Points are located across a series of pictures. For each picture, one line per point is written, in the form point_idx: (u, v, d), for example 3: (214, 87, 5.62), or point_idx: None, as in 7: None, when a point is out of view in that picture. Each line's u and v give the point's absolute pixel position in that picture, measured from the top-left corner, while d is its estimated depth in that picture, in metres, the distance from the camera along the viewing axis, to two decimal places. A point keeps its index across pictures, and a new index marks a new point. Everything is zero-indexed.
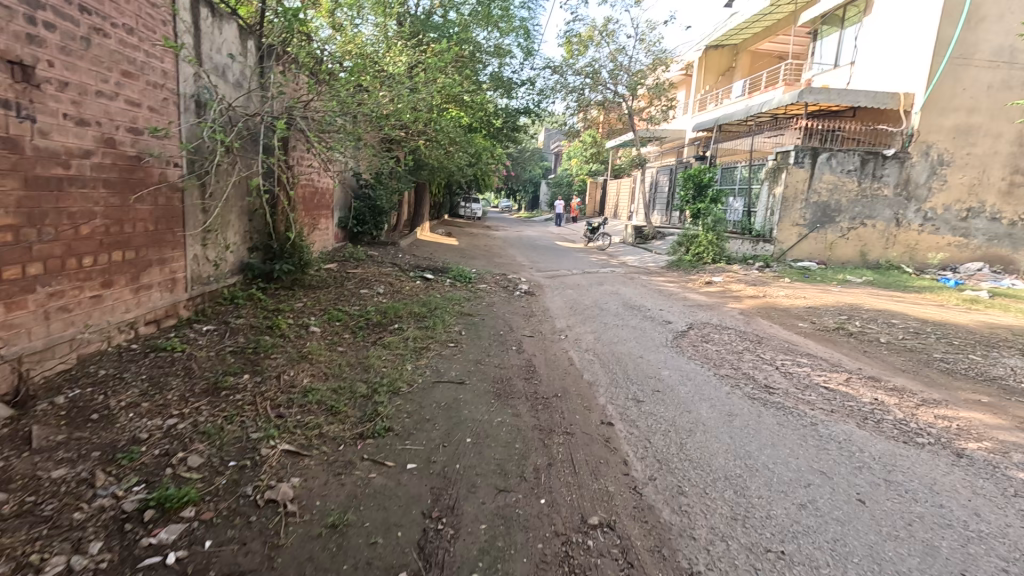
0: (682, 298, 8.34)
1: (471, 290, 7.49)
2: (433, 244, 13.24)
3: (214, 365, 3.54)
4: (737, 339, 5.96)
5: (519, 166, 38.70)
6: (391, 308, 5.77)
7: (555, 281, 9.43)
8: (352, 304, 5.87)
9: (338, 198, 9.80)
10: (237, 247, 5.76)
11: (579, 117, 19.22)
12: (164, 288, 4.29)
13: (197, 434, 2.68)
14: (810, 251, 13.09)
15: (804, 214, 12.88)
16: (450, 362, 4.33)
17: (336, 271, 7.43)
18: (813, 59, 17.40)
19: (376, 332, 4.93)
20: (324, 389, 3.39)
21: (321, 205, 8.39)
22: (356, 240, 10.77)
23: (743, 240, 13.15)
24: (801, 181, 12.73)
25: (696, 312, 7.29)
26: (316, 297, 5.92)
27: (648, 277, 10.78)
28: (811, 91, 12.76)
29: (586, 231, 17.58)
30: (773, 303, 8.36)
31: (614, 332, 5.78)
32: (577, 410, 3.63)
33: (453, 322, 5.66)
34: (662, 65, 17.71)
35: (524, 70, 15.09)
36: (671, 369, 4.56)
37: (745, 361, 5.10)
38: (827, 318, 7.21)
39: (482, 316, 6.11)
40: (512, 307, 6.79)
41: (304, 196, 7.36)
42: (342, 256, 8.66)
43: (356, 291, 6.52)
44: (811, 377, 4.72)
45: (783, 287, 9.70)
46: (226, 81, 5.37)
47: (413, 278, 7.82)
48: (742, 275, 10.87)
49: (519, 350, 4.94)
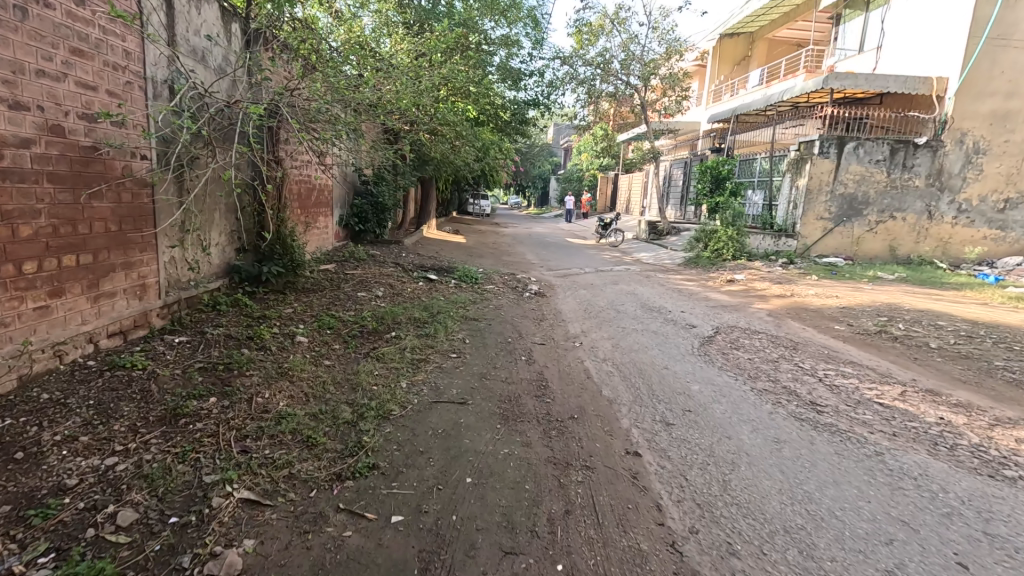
0: (703, 299, 7.76)
1: (477, 291, 6.99)
2: (439, 243, 12.73)
3: (177, 386, 3.07)
4: (770, 345, 5.39)
5: (528, 162, 38.08)
6: (389, 313, 5.28)
7: (566, 281, 8.89)
8: (347, 309, 5.40)
9: (338, 195, 9.35)
10: (221, 248, 5.31)
11: (590, 109, 18.60)
12: (132, 295, 3.83)
13: (136, 480, 2.21)
14: (835, 246, 12.42)
15: (829, 208, 12.22)
16: (450, 377, 3.82)
17: (334, 272, 6.97)
18: (836, 44, 16.60)
19: (370, 341, 4.45)
20: (301, 416, 2.91)
21: (319, 203, 7.93)
22: (359, 240, 10.24)
23: (765, 236, 12.51)
24: (826, 172, 12.06)
25: (721, 313, 6.72)
26: (309, 302, 5.46)
27: (665, 275, 10.22)
28: (836, 76, 12.07)
29: (598, 227, 16.99)
30: (803, 303, 7.76)
31: (634, 338, 5.25)
32: (597, 437, 3.11)
33: (456, 328, 5.16)
34: (676, 54, 17.04)
35: (533, 60, 14.53)
36: (702, 383, 4.01)
37: (783, 372, 4.53)
38: (866, 319, 6.61)
39: (489, 321, 5.61)
40: (522, 310, 6.28)
41: (297, 193, 6.89)
42: (342, 256, 8.20)
43: (352, 294, 6.04)
44: (861, 392, 4.16)
45: (812, 285, 9.09)
46: (206, 66, 4.90)
47: (415, 279, 7.33)
48: (765, 273, 10.25)
49: (529, 360, 4.42)
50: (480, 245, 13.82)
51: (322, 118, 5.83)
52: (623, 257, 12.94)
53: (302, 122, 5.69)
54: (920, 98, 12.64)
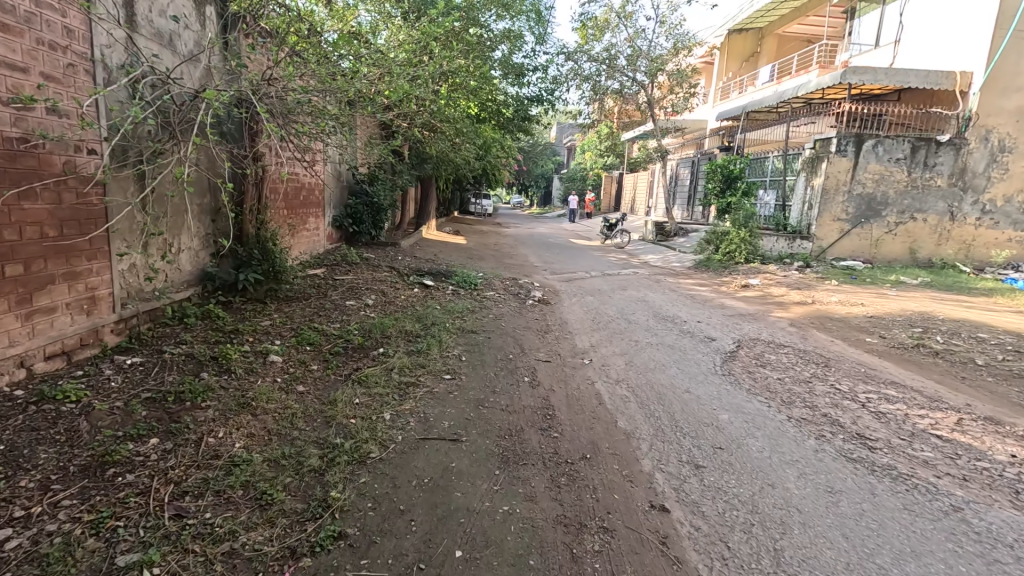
0: (719, 307, 7.23)
1: (476, 299, 6.47)
2: (438, 244, 12.22)
3: (113, 425, 2.56)
4: (799, 362, 4.86)
5: (531, 161, 37.51)
6: (378, 326, 4.76)
7: (572, 286, 8.38)
8: (331, 321, 4.91)
9: (331, 195, 8.85)
10: (193, 253, 4.82)
11: (594, 107, 18.05)
12: (77, 310, 3.34)
13: (27, 564, 1.72)
14: (853, 249, 11.88)
15: (846, 208, 11.67)
16: (442, 405, 3.32)
17: (322, 278, 6.47)
18: (850, 39, 16.02)
19: (353, 361, 3.95)
20: (259, 464, 2.41)
21: (307, 203, 7.44)
22: (353, 242, 9.73)
23: (778, 237, 11.97)
24: (844, 171, 11.51)
25: (741, 324, 6.19)
26: (290, 313, 4.96)
27: (676, 279, 9.69)
28: (854, 71, 11.52)
29: (603, 228, 16.46)
30: (826, 311, 7.22)
31: (649, 355, 4.74)
32: (615, 485, 2.61)
33: (452, 343, 4.66)
34: (684, 49, 16.48)
35: (536, 55, 14.00)
36: (732, 412, 3.50)
37: (819, 396, 4.01)
38: (899, 331, 6.07)
39: (487, 334, 5.11)
40: (524, 321, 5.76)
41: (281, 193, 6.39)
42: (332, 260, 7.70)
43: (340, 304, 5.54)
44: (913, 421, 3.64)
45: (832, 291, 8.57)
46: (173, 52, 4.41)
47: (410, 285, 6.83)
48: (781, 277, 9.72)
49: (533, 383, 3.91)
50: (481, 246, 13.30)
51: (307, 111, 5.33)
52: (631, 260, 12.41)
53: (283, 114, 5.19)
54: (941, 93, 12.08)
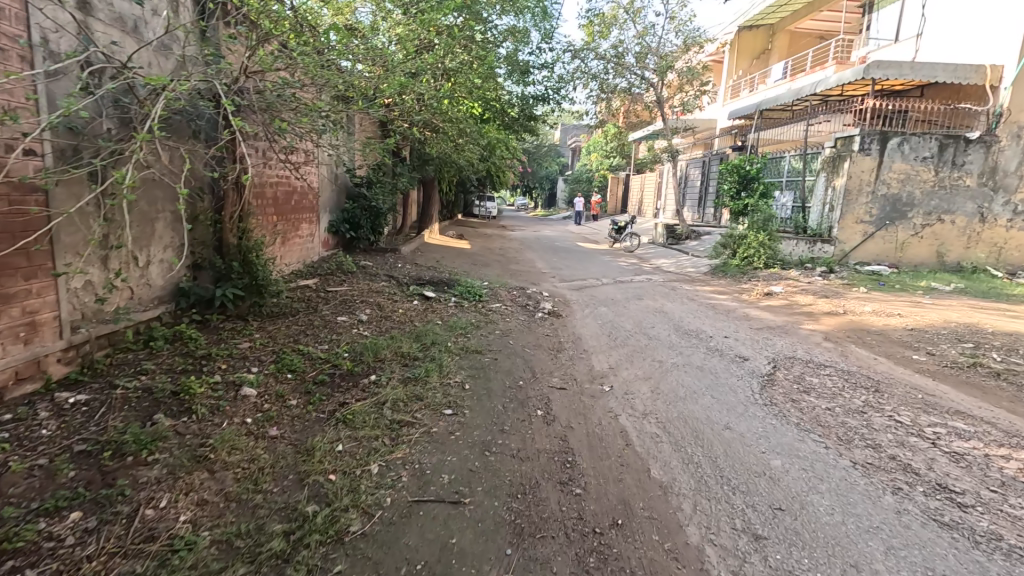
0: (745, 318, 6.67)
1: (481, 312, 5.94)
2: (441, 249, 11.71)
3: (27, 495, 2.06)
4: (847, 387, 4.29)
5: (536, 162, 37.11)
6: (372, 347, 4.22)
7: (584, 295, 7.83)
8: (319, 341, 4.38)
9: (326, 198, 8.35)
10: (165, 266, 4.31)
11: (601, 106, 17.51)
12: (11, 339, 2.84)
13: None
14: (877, 252, 11.29)
15: (870, 210, 11.09)
16: (442, 451, 2.79)
17: (315, 291, 5.96)
18: (868, 34, 15.41)
19: (339, 393, 3.42)
20: (205, 550, 1.89)
21: (299, 208, 6.93)
22: (351, 248, 9.23)
23: (798, 240, 11.41)
24: (868, 170, 10.93)
25: (772, 339, 5.64)
26: (273, 332, 4.45)
27: (692, 286, 9.13)
28: (878, 65, 10.93)
29: (612, 231, 15.90)
30: (861, 323, 6.63)
31: (677, 379, 4.19)
32: (659, 567, 2.07)
33: (455, 366, 4.13)
34: (695, 46, 15.92)
35: (542, 52, 13.46)
36: (786, 457, 2.95)
37: (880, 432, 3.45)
38: (948, 346, 5.49)
39: (494, 354, 4.57)
40: (534, 338, 5.22)
41: (268, 198, 5.89)
42: (327, 268, 7.19)
43: (331, 320, 5.01)
44: (999, 464, 3.07)
45: (863, 299, 7.98)
46: (141, 40, 3.92)
47: (410, 296, 6.31)
48: (805, 283, 9.14)
49: (548, 418, 3.37)
50: (486, 251, 12.80)
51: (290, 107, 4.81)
52: (642, 265, 11.88)
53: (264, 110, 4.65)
54: (969, 89, 11.47)
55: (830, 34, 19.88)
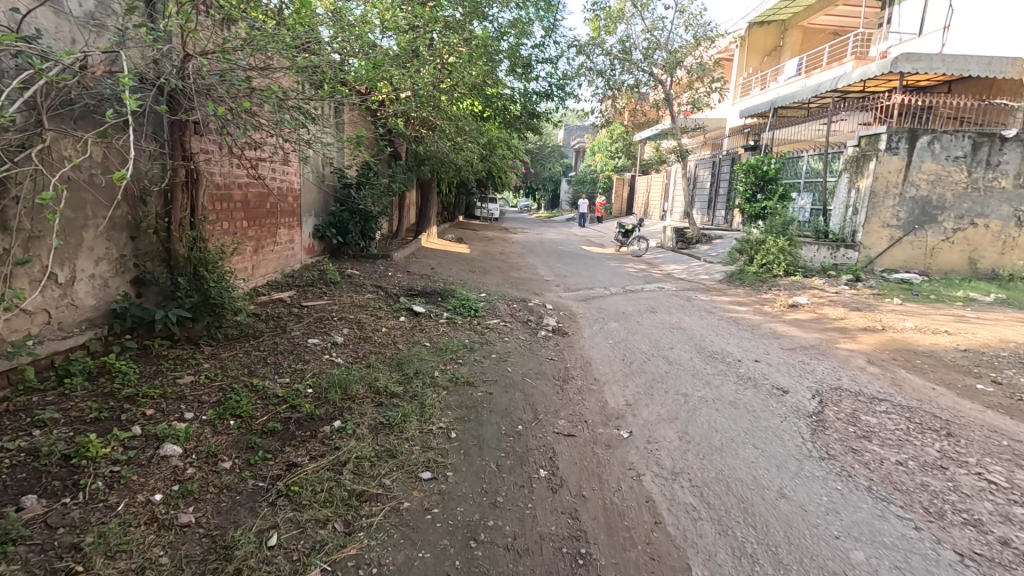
0: (774, 337, 5.94)
1: (475, 331, 5.21)
2: (438, 255, 11.00)
3: None
4: (913, 430, 3.56)
5: (539, 162, 36.40)
6: (341, 381, 3.51)
7: (592, 308, 7.12)
8: (280, 373, 3.67)
9: (309, 201, 7.64)
10: (99, 283, 3.60)
11: (607, 105, 16.80)
12: None
13: None
14: (905, 259, 10.54)
15: (897, 213, 10.35)
16: (409, 549, 2.08)
17: (287, 308, 5.26)
18: (889, 28, 14.65)
19: (289, 450, 2.71)
20: None
21: (273, 212, 6.23)
22: (339, 255, 8.55)
23: (819, 246, 10.65)
24: (895, 171, 10.18)
25: (811, 364, 4.90)
26: (226, 362, 3.74)
27: (709, 296, 8.41)
28: (907, 58, 10.16)
29: (618, 234, 15.17)
30: (906, 342, 5.89)
31: (709, 422, 3.47)
32: None
33: (440, 405, 3.42)
34: (706, 42, 15.21)
35: (546, 46, 12.76)
36: (870, 548, 2.24)
37: (975, 501, 2.71)
38: (1016, 374, 4.74)
39: (488, 387, 3.85)
40: (536, 364, 4.50)
41: (233, 201, 5.27)
42: (307, 279, 6.49)
43: (299, 343, 4.30)
44: None
45: (900, 312, 7.24)
46: (61, 10, 3.22)
47: (397, 311, 5.59)
48: (832, 294, 8.41)
49: (554, 484, 2.65)
50: (486, 256, 12.08)
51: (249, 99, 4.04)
52: (652, 271, 11.15)
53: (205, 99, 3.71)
54: (1003, 83, 10.70)
55: (845, 30, 19.10)
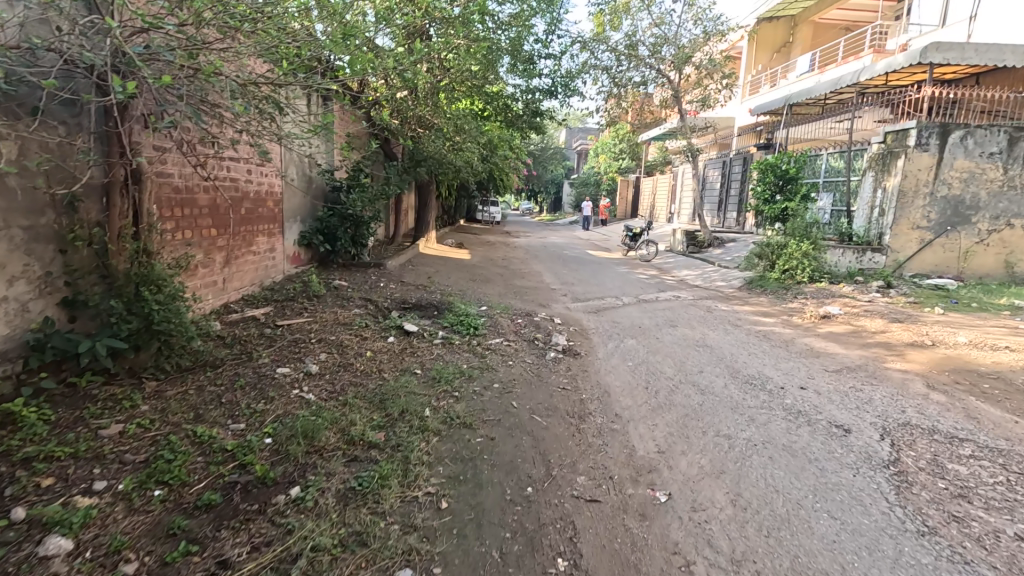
0: (814, 356, 5.24)
1: (474, 355, 4.52)
2: (436, 261, 10.33)
3: None
4: (1020, 484, 2.85)
5: (540, 164, 35.67)
6: (307, 428, 2.84)
7: (605, 321, 6.44)
8: (233, 417, 2.99)
9: (292, 205, 6.97)
10: (13, 308, 2.91)
11: (611, 104, 16.15)
12: None
13: None
14: (935, 262, 9.84)
15: (928, 213, 9.65)
16: None
17: (258, 329, 4.58)
18: (908, 20, 13.95)
19: (222, 541, 2.03)
20: None
21: (246, 220, 5.55)
22: (328, 264, 7.90)
23: (845, 249, 9.93)
24: (925, 169, 9.48)
25: (868, 391, 4.20)
26: (169, 403, 3.06)
27: (730, 306, 7.72)
28: (939, 47, 9.43)
29: (626, 238, 14.47)
30: (964, 360, 5.19)
31: (764, 477, 2.78)
32: None
33: (428, 462, 2.74)
34: (716, 36, 14.52)
35: (549, 41, 12.13)
36: None
37: None
38: None
39: (489, 431, 3.16)
40: (546, 396, 3.81)
41: (198, 207, 4.63)
42: (287, 293, 5.81)
43: (265, 374, 3.62)
44: None
45: (947, 323, 6.54)
46: None
47: (386, 330, 4.91)
48: (865, 302, 7.71)
49: None
50: (488, 262, 11.43)
51: (198, 87, 3.36)
52: (664, 278, 10.46)
53: (126, 78, 2.98)
54: None
55: (857, 25, 18.41)
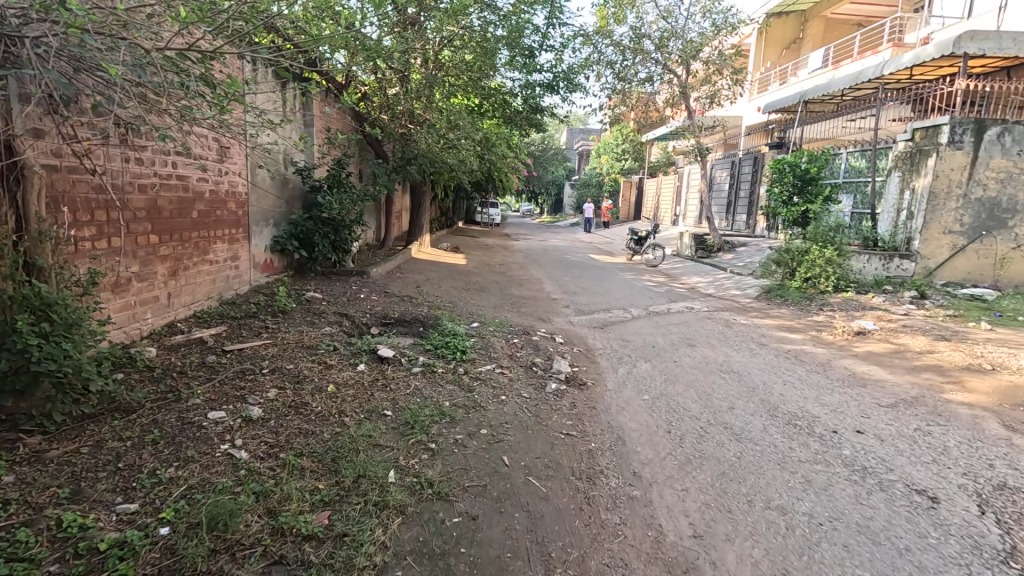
0: (862, 385, 4.46)
1: (459, 388, 3.75)
2: (430, 268, 9.59)
3: None
4: None
5: (542, 165, 34.86)
6: (218, 513, 2.09)
7: (614, 339, 5.69)
8: (124, 490, 2.25)
9: (262, 209, 6.20)
10: None
11: (614, 102, 15.41)
12: None
13: None
14: (968, 270, 9.08)
15: (961, 216, 8.89)
16: None
17: (201, 356, 3.84)
18: (929, 12, 13.20)
19: None
20: None
21: (199, 225, 4.81)
22: (306, 272, 7.16)
23: (872, 256, 9.18)
24: (958, 169, 8.71)
25: (940, 436, 3.42)
26: (42, 469, 2.32)
27: (752, 320, 6.96)
28: (974, 37, 8.62)
29: (631, 242, 13.71)
30: None
31: None
32: None
33: (381, 566, 1.99)
34: (726, 31, 13.80)
35: (550, 32, 11.39)
36: None
37: None
38: None
39: (468, 506, 2.41)
40: (545, 446, 3.06)
41: (131, 210, 3.89)
42: (249, 309, 5.07)
43: (190, 421, 2.88)
44: None
45: (1001, 342, 5.76)
46: None
47: (357, 356, 4.16)
48: (900, 316, 6.95)
49: None
50: (484, 267, 10.68)
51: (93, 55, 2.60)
52: (675, 286, 9.70)
53: None
54: None
55: (871, 20, 17.72)
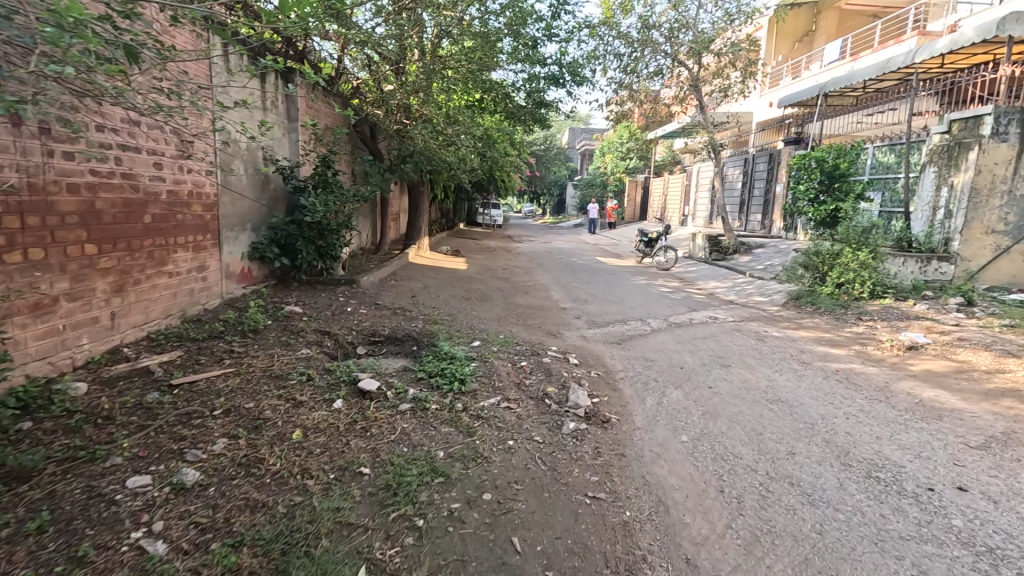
0: (940, 417, 3.72)
1: (457, 432, 3.04)
2: (428, 274, 8.86)
3: None
4: None
5: (544, 166, 34.07)
6: None
7: (635, 357, 4.96)
8: None
9: (237, 211, 5.50)
10: None
11: (621, 97, 14.66)
12: None
13: None
14: (1014, 272, 8.32)
15: (1007, 214, 8.13)
16: None
17: (141, 392, 3.14)
18: None
19: None
20: None
21: (154, 231, 4.12)
22: (290, 281, 6.46)
23: (908, 258, 8.47)
24: (1003, 162, 7.96)
25: None
26: None
27: (786, 332, 6.23)
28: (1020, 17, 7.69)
29: (641, 244, 12.97)
30: None
31: None
32: None
33: None
34: (741, 20, 13.05)
35: (554, 21, 10.67)
36: None
37: None
38: None
39: None
40: (567, 518, 2.36)
41: (57, 215, 3.20)
42: (215, 327, 4.38)
43: (100, 493, 2.18)
44: None
45: None
46: None
47: (334, 389, 3.45)
48: (952, 326, 6.21)
49: None
50: (487, 273, 9.97)
51: None
52: (692, 292, 8.96)
53: None
54: None
55: (886, 10, 16.98)
